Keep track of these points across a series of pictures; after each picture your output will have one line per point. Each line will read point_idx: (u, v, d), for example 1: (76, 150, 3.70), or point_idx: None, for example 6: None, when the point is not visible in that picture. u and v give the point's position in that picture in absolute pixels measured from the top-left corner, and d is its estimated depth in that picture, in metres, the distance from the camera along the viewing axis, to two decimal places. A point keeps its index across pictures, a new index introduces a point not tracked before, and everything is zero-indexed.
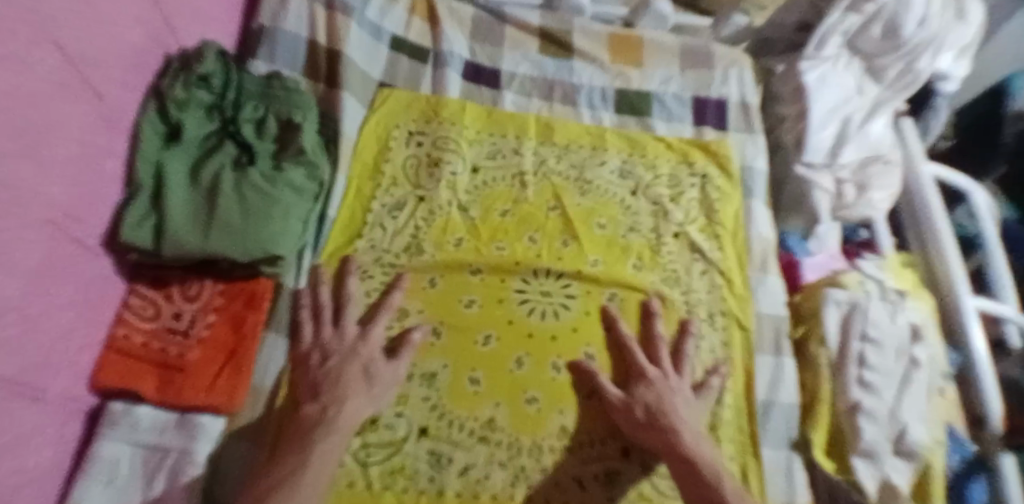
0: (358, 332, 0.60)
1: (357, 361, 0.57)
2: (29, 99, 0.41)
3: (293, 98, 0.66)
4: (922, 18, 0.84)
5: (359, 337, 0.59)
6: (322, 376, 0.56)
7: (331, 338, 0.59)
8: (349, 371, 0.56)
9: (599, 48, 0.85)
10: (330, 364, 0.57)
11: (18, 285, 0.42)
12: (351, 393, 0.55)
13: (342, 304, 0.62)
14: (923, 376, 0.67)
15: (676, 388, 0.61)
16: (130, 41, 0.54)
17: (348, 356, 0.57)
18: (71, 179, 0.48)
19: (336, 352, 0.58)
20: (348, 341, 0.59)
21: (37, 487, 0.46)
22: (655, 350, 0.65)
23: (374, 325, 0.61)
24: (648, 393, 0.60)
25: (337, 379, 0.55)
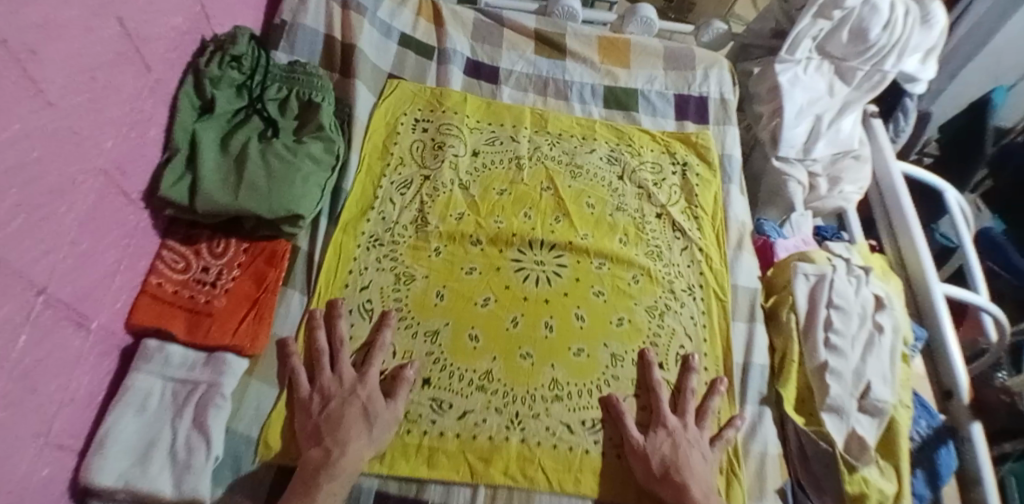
0: (356, 374, 0.62)
1: (356, 401, 0.59)
2: (91, 59, 0.49)
3: (313, 82, 0.73)
4: (886, 23, 0.93)
5: (357, 379, 0.61)
6: (323, 421, 0.58)
7: (330, 383, 0.61)
8: (350, 412, 0.58)
9: (589, 49, 0.93)
10: (329, 407, 0.59)
11: (73, 219, 0.49)
12: (353, 433, 0.57)
13: (337, 349, 0.63)
14: (887, 341, 0.73)
15: (681, 432, 0.63)
16: (174, 24, 0.62)
17: (346, 399, 0.59)
18: (120, 137, 0.55)
19: (334, 395, 0.60)
20: (346, 384, 0.61)
21: (75, 408, 0.52)
22: (657, 394, 0.66)
23: (370, 367, 0.62)
24: (668, 442, 0.62)
25: (339, 419, 0.57)
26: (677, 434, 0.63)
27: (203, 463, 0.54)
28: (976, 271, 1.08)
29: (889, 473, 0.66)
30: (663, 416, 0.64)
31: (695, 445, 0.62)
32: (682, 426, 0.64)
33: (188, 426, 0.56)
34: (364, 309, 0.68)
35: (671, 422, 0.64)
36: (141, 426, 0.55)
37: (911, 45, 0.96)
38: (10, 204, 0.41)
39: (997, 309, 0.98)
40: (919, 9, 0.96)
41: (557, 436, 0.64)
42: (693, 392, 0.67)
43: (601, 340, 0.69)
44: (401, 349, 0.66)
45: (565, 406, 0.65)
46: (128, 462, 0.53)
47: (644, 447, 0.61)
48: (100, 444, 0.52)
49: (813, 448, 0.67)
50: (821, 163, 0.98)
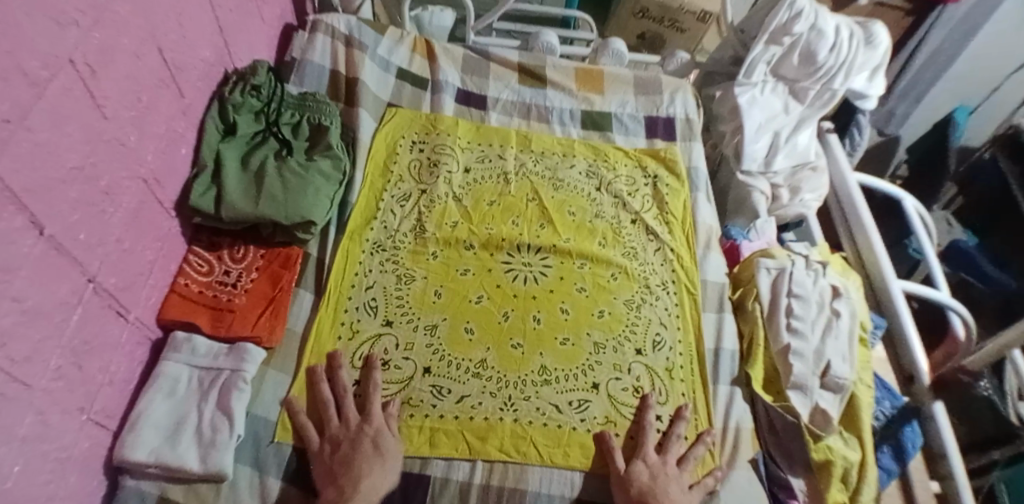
0: (360, 419, 0.65)
1: (367, 443, 0.63)
2: (138, 82, 0.58)
3: (322, 108, 0.83)
4: (833, 46, 1.03)
5: (361, 423, 0.65)
6: (336, 462, 0.61)
7: (337, 427, 0.64)
8: (363, 452, 0.62)
9: (567, 78, 1.04)
10: (339, 452, 0.62)
11: (119, 217, 0.57)
12: (365, 473, 0.60)
13: (341, 397, 0.67)
14: (843, 324, 0.81)
15: (662, 470, 0.66)
16: (202, 56, 0.72)
17: (354, 443, 0.63)
18: (158, 151, 0.63)
19: (344, 439, 0.63)
20: (352, 427, 0.64)
21: (113, 390, 0.58)
22: (641, 435, 0.69)
23: (374, 407, 0.66)
24: (649, 477, 0.65)
25: (352, 461, 0.61)
26: (661, 470, 0.66)
27: (227, 439, 0.60)
28: (939, 277, 1.18)
29: (853, 443, 0.73)
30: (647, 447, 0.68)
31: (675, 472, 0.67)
32: (662, 461, 0.67)
33: (213, 409, 0.62)
34: (369, 307, 0.75)
35: (652, 459, 0.67)
36: (170, 408, 0.61)
37: (857, 65, 1.07)
38: (72, 198, 0.49)
39: (957, 304, 1.07)
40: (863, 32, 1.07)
41: (547, 415, 0.70)
42: (679, 438, 0.70)
43: (584, 329, 0.77)
44: (404, 341, 0.73)
45: (559, 396, 0.71)
46: (159, 439, 0.59)
47: (636, 472, 0.65)
48: (134, 423, 0.58)
49: (782, 422, 0.74)
50: (781, 175, 1.08)
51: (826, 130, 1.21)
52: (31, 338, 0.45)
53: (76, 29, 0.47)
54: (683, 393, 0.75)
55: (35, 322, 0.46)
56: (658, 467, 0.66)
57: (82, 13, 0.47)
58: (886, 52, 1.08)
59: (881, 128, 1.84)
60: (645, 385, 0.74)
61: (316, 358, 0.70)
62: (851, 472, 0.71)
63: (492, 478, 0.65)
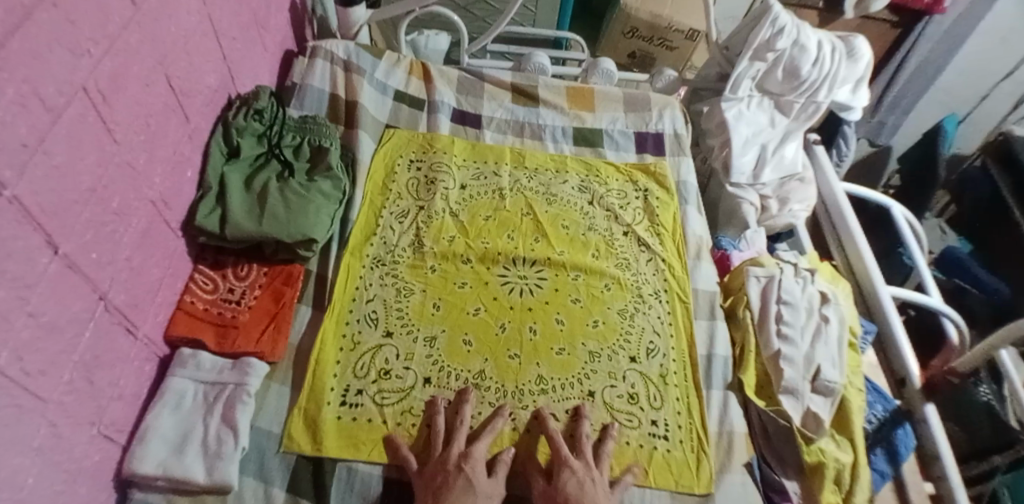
0: (460, 452, 0.65)
1: (459, 478, 0.62)
2: (147, 108, 0.61)
3: (322, 130, 0.87)
4: (815, 61, 1.07)
5: (462, 456, 0.65)
6: (433, 493, 0.61)
7: (440, 459, 0.65)
8: (457, 483, 0.61)
9: (558, 97, 1.08)
10: (434, 483, 0.62)
11: (128, 237, 0.59)
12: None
13: (452, 430, 0.68)
14: (832, 329, 0.83)
15: (585, 475, 0.65)
16: (207, 83, 0.76)
17: (445, 476, 0.62)
18: (166, 174, 0.66)
19: (438, 470, 0.63)
20: (452, 459, 0.64)
21: (122, 404, 0.60)
22: (553, 439, 0.68)
23: (476, 442, 0.66)
24: (571, 481, 0.64)
25: (445, 492, 0.61)
26: (581, 475, 0.65)
27: (231, 451, 0.62)
28: (930, 283, 1.20)
29: (845, 446, 0.75)
30: (583, 449, 0.68)
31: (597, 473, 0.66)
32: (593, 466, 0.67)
33: (218, 421, 0.64)
34: (369, 319, 0.77)
35: (574, 465, 0.65)
36: (177, 421, 0.63)
37: (840, 78, 1.10)
38: (85, 218, 0.52)
39: (949, 310, 1.08)
40: (845, 46, 1.10)
41: (543, 423, 0.71)
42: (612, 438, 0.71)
43: (579, 338, 0.79)
44: (404, 352, 0.74)
45: (557, 405, 0.73)
46: (166, 452, 0.60)
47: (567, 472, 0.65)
48: (142, 437, 0.60)
49: (773, 424, 0.76)
50: (770, 186, 1.11)
51: (812, 142, 1.24)
52: (45, 352, 0.47)
53: (89, 58, 0.50)
54: (677, 399, 0.76)
55: (49, 337, 0.48)
56: (580, 472, 0.65)
57: (94, 43, 0.50)
58: (867, 65, 1.11)
59: (873, 139, 1.89)
60: (640, 392, 0.76)
61: (318, 368, 0.72)
62: (844, 473, 0.73)
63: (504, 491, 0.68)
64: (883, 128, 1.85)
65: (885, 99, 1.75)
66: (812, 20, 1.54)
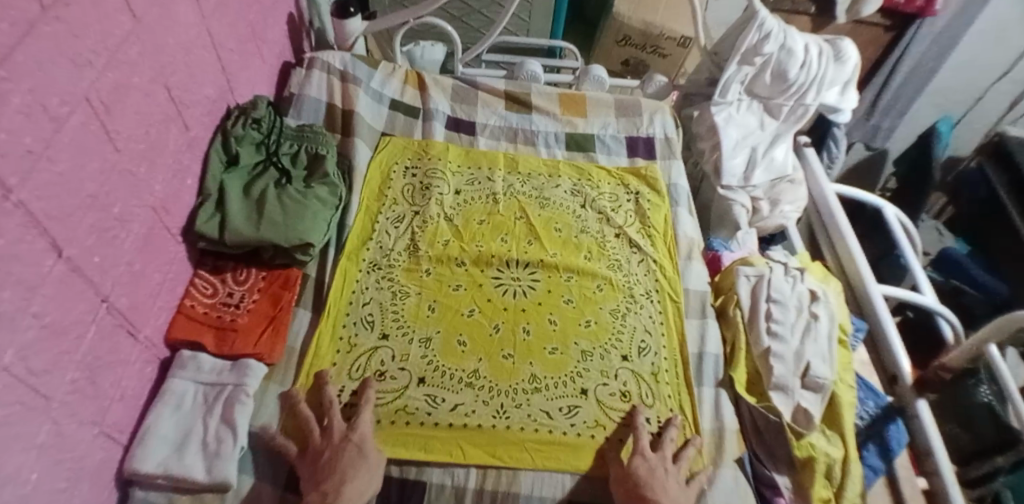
0: (344, 428, 0.67)
1: (349, 448, 0.65)
2: (147, 118, 0.63)
3: (319, 139, 0.89)
4: (802, 64, 1.08)
5: (347, 430, 0.67)
6: (324, 465, 0.64)
7: (320, 437, 0.67)
8: (345, 456, 0.64)
9: (551, 104, 1.10)
10: (322, 459, 0.64)
11: (130, 243, 0.61)
12: (349, 477, 0.62)
13: (326, 410, 0.69)
14: (821, 326, 0.84)
15: (663, 466, 0.69)
16: (206, 95, 0.78)
17: (333, 451, 0.65)
18: (167, 183, 0.69)
19: (325, 447, 0.66)
20: (336, 435, 0.66)
21: (124, 404, 0.62)
22: (636, 435, 0.71)
23: (361, 417, 0.69)
24: (643, 466, 0.68)
25: (332, 467, 0.63)
26: (659, 465, 0.69)
27: (230, 450, 0.64)
28: (924, 283, 1.20)
29: (835, 440, 0.77)
30: (662, 444, 0.72)
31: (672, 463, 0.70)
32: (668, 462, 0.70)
33: (217, 421, 0.66)
34: (366, 321, 0.79)
35: (650, 456, 0.69)
36: (178, 421, 0.65)
37: (828, 80, 1.11)
38: (88, 223, 0.54)
39: (944, 309, 1.09)
40: (832, 49, 1.12)
41: (538, 421, 0.72)
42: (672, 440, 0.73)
43: (572, 338, 0.80)
44: (400, 353, 0.76)
45: (552, 403, 0.74)
46: (167, 452, 0.63)
47: (650, 460, 0.69)
48: (144, 437, 0.62)
49: (765, 422, 0.77)
50: (760, 188, 1.13)
51: (802, 144, 1.26)
52: (47, 353, 0.49)
53: (90, 69, 0.52)
54: (669, 396, 0.78)
55: (52, 339, 0.49)
56: (658, 463, 0.69)
57: (95, 55, 0.52)
58: (854, 68, 1.14)
59: (869, 143, 1.87)
60: (632, 390, 0.77)
61: (316, 368, 0.74)
62: (835, 468, 0.74)
63: (486, 483, 0.68)
64: (878, 130, 1.84)
65: (879, 103, 1.76)
66: (803, 24, 1.56)
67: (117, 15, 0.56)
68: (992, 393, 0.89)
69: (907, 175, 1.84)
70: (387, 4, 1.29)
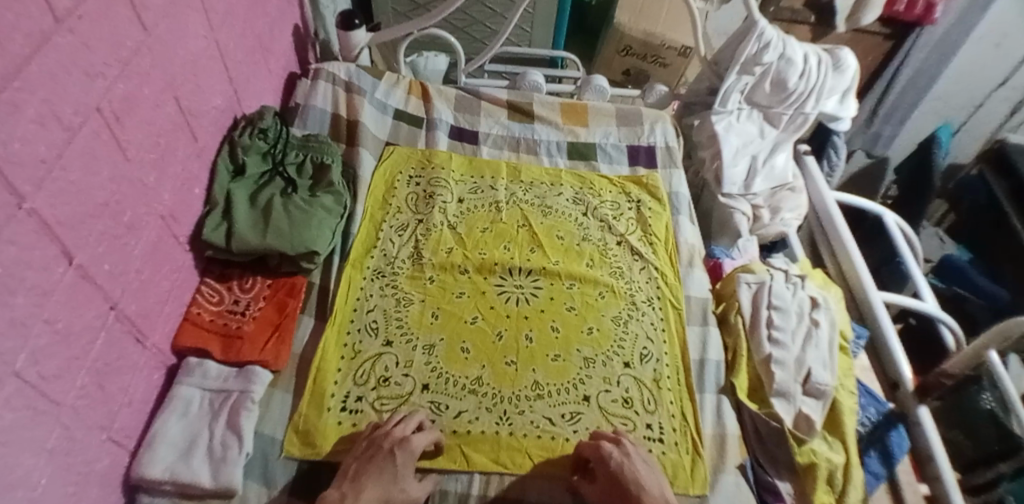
0: (400, 435, 0.66)
1: (387, 456, 0.64)
2: (156, 128, 0.65)
3: (324, 148, 0.91)
4: (802, 73, 1.09)
5: (400, 440, 0.66)
6: (359, 468, 0.64)
7: (382, 438, 0.66)
8: (380, 461, 0.64)
9: (553, 113, 1.11)
10: (366, 452, 0.65)
11: (139, 250, 0.62)
12: (368, 482, 0.62)
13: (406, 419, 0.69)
14: (822, 333, 0.85)
15: (621, 461, 0.67)
16: (214, 105, 0.80)
17: (376, 453, 0.65)
18: (176, 192, 0.70)
19: (377, 448, 0.65)
20: (388, 442, 0.65)
21: (132, 410, 0.63)
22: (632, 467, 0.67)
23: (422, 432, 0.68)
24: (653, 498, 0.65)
25: (367, 462, 0.64)
26: (622, 461, 0.67)
27: (236, 456, 0.65)
28: (926, 290, 1.20)
29: (836, 446, 0.78)
30: (604, 436, 0.71)
31: (635, 455, 0.68)
32: (621, 453, 0.68)
33: (223, 427, 0.67)
34: (370, 328, 0.79)
35: (608, 453, 0.67)
36: (184, 427, 0.66)
37: (827, 89, 1.12)
38: (99, 230, 0.55)
39: (946, 316, 1.09)
40: (831, 58, 1.13)
41: (541, 428, 0.73)
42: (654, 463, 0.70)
43: (574, 345, 0.81)
44: (403, 360, 0.77)
45: (555, 409, 0.75)
46: (174, 457, 0.63)
47: (607, 457, 0.67)
48: (150, 443, 0.63)
49: (766, 428, 0.78)
50: (761, 196, 1.14)
51: (802, 152, 1.27)
52: (58, 358, 0.50)
53: (102, 80, 0.53)
54: (671, 402, 0.78)
55: (62, 344, 0.50)
56: (620, 458, 0.67)
57: (107, 66, 0.54)
58: (853, 76, 1.14)
59: (869, 150, 1.91)
60: (634, 396, 0.78)
61: (319, 373, 0.75)
62: (836, 473, 0.75)
63: (489, 490, 0.68)
64: (879, 138, 1.87)
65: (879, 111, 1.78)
66: (802, 34, 1.58)
67: (128, 28, 0.57)
68: (994, 400, 0.89)
69: (908, 182, 1.84)
70: (390, 15, 1.31)
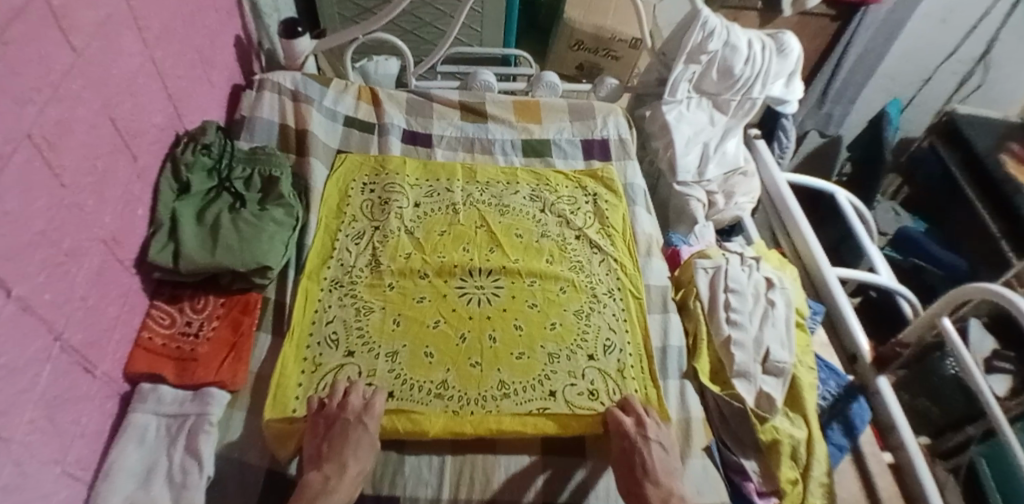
0: (361, 405, 0.70)
1: (359, 426, 0.67)
2: (94, 150, 0.62)
3: (272, 160, 0.89)
4: (747, 58, 1.11)
5: (362, 409, 0.70)
6: (327, 443, 0.66)
7: (335, 407, 0.70)
8: (355, 432, 0.67)
9: (505, 112, 1.11)
10: (333, 429, 0.67)
11: (82, 277, 0.60)
12: (350, 458, 0.65)
13: (345, 397, 0.71)
14: (776, 310, 0.88)
15: (639, 438, 0.71)
16: (153, 123, 0.77)
17: (345, 424, 0.67)
18: (118, 214, 0.68)
19: (336, 418, 0.68)
20: (352, 413, 0.69)
21: (86, 441, 0.61)
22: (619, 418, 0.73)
23: (376, 397, 0.71)
24: (657, 450, 0.71)
25: (344, 439, 0.66)
26: (637, 440, 0.70)
27: (197, 480, 0.63)
28: (881, 264, 1.25)
29: (799, 422, 0.80)
30: (634, 406, 0.75)
31: (655, 438, 0.71)
32: (637, 431, 0.72)
33: (182, 451, 0.66)
34: (331, 340, 0.78)
35: (626, 427, 0.72)
36: (142, 455, 0.65)
37: (772, 73, 1.15)
38: (38, 261, 0.53)
39: (901, 288, 1.13)
40: (775, 43, 1.15)
41: (509, 425, 0.73)
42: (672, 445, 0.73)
43: (538, 342, 0.81)
44: (366, 369, 0.76)
45: (524, 406, 0.75)
46: (133, 486, 0.62)
47: (626, 432, 0.71)
48: (108, 472, 0.61)
49: (729, 408, 0.80)
50: (715, 183, 1.17)
51: (753, 137, 1.31)
52: (5, 396, 0.48)
53: (33, 105, 0.51)
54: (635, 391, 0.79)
55: (9, 381, 0.48)
56: (635, 437, 0.71)
57: (37, 90, 0.52)
58: (797, 60, 1.17)
59: (822, 130, 1.96)
60: (600, 387, 0.79)
61: (281, 388, 0.73)
62: (799, 448, 0.78)
63: (460, 493, 0.69)
64: (831, 118, 1.93)
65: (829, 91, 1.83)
66: (751, 20, 1.62)
67: (58, 49, 0.55)
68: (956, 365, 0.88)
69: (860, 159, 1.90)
70: (337, 21, 1.29)
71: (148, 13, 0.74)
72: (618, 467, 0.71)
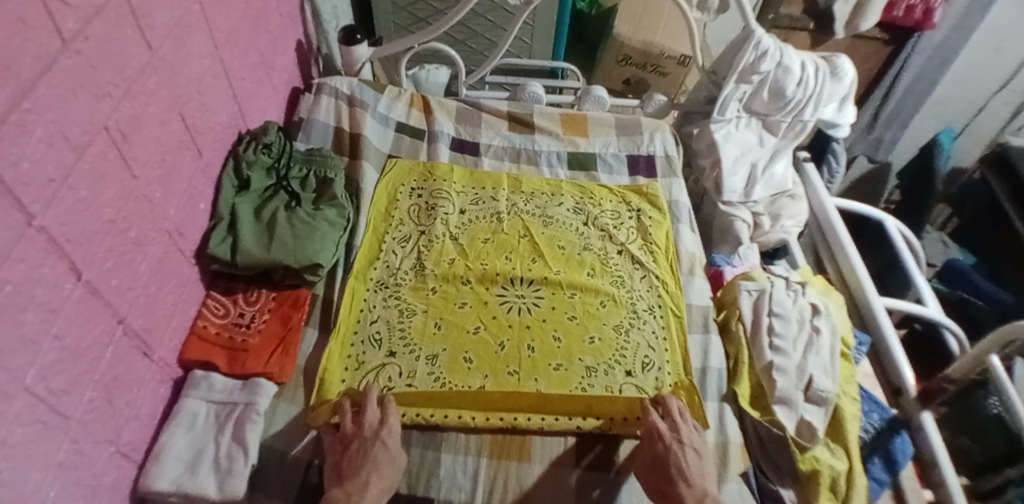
0: (378, 421, 0.70)
1: (377, 443, 0.67)
2: (163, 145, 0.66)
3: (327, 162, 0.92)
4: (800, 79, 1.08)
5: (378, 425, 0.69)
6: (347, 460, 0.66)
7: (353, 426, 0.69)
8: (374, 449, 0.66)
9: (552, 124, 1.13)
10: (351, 448, 0.67)
11: (146, 265, 0.64)
12: (372, 473, 0.64)
13: (363, 408, 0.71)
14: (822, 338, 0.86)
15: (674, 443, 0.70)
16: (218, 122, 0.81)
17: (363, 444, 0.67)
18: (181, 207, 0.71)
19: (354, 437, 0.68)
20: (368, 429, 0.68)
21: (139, 424, 0.64)
22: (655, 423, 0.73)
23: (390, 415, 0.70)
24: (692, 457, 0.70)
25: (364, 457, 0.66)
26: (672, 445, 0.70)
27: (242, 468, 0.66)
28: (927, 294, 1.20)
29: (839, 453, 0.78)
30: (670, 406, 0.75)
31: (690, 443, 0.71)
32: (674, 437, 0.71)
33: (229, 440, 0.68)
34: (374, 340, 0.80)
35: (660, 431, 0.72)
36: (190, 441, 0.67)
37: (825, 95, 1.12)
38: (107, 248, 0.56)
39: (949, 322, 1.08)
40: (829, 65, 1.12)
41: (546, 419, 0.75)
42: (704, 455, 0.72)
43: (576, 355, 0.81)
44: (407, 370, 0.77)
45: (558, 418, 0.76)
46: (180, 470, 0.65)
47: (659, 436, 0.71)
48: (158, 455, 0.64)
49: (767, 434, 0.79)
50: (761, 204, 1.16)
51: (802, 160, 1.28)
52: (67, 372, 0.51)
53: (109, 100, 0.55)
54: None
55: (72, 358, 0.51)
56: (670, 441, 0.71)
57: (114, 86, 0.55)
58: (851, 83, 1.14)
59: (871, 155, 1.90)
60: (636, 405, 0.78)
61: (326, 384, 0.75)
62: (839, 480, 0.75)
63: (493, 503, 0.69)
64: (880, 143, 1.88)
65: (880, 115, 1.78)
66: (802, 41, 1.59)
67: (135, 49, 0.59)
68: (1001, 405, 0.85)
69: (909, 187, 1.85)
70: (392, 29, 1.33)
71: (218, 16, 0.78)
72: (646, 477, 0.71)
